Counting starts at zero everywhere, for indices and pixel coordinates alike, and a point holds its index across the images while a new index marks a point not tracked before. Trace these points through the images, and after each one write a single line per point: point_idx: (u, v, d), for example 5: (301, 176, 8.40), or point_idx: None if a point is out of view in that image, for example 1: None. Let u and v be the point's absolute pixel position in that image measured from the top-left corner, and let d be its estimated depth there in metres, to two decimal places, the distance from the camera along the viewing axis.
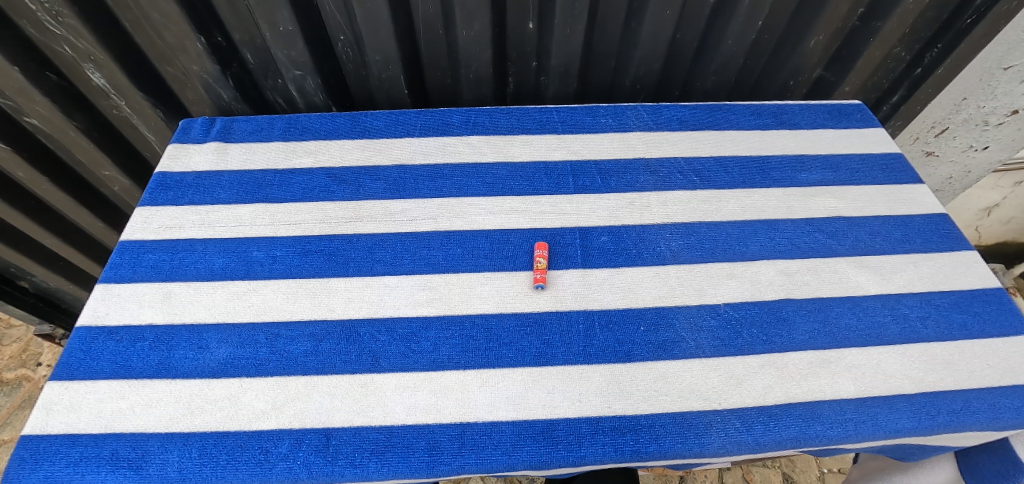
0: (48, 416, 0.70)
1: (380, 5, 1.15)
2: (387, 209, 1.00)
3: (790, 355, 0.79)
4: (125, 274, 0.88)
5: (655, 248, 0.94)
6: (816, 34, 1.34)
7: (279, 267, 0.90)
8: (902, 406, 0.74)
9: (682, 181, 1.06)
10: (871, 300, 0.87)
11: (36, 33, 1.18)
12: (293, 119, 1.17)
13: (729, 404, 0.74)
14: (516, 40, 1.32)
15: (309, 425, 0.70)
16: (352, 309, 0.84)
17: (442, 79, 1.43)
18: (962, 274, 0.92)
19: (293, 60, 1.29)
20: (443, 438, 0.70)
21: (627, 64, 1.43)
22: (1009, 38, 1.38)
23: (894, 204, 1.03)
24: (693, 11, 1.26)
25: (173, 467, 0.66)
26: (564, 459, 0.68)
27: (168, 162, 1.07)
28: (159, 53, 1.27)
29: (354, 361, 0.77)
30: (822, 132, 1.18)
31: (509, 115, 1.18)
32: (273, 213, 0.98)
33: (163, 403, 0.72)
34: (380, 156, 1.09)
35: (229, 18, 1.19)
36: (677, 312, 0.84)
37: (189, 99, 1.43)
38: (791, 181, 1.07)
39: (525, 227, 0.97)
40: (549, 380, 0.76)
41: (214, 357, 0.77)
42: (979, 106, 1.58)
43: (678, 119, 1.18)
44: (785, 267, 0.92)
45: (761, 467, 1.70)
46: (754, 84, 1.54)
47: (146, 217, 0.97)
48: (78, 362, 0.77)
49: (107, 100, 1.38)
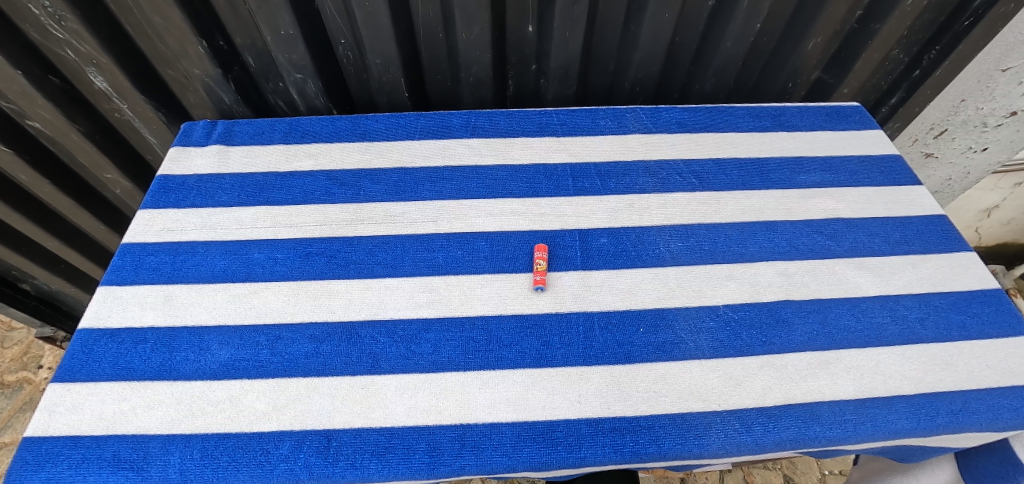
0: (51, 417, 0.71)
1: (381, 9, 1.16)
2: (387, 211, 1.00)
3: (789, 356, 0.80)
4: (127, 276, 0.89)
5: (654, 250, 0.94)
6: (814, 36, 1.34)
7: (280, 269, 0.90)
8: (901, 407, 0.74)
9: (681, 183, 1.06)
10: (870, 301, 0.88)
11: (39, 38, 1.19)
12: (293, 122, 1.17)
13: (728, 405, 0.74)
14: (515, 43, 1.33)
15: (309, 427, 0.71)
16: (353, 311, 0.84)
17: (442, 82, 1.44)
18: (960, 275, 0.92)
19: (293, 63, 1.29)
20: (443, 439, 0.70)
21: (626, 66, 1.43)
22: (1007, 39, 1.39)
23: (892, 205, 1.04)
24: (691, 13, 1.27)
25: (174, 468, 0.67)
26: (564, 460, 0.69)
27: (170, 165, 1.08)
28: (160, 57, 1.28)
29: (354, 363, 0.78)
30: (821, 134, 1.18)
31: (508, 118, 1.19)
32: (274, 216, 0.99)
33: (164, 405, 0.73)
34: (380, 159, 1.10)
35: (232, 21, 1.20)
36: (676, 313, 0.85)
37: (190, 102, 1.44)
38: (789, 183, 1.07)
39: (525, 229, 0.97)
40: (549, 381, 0.76)
41: (214, 358, 0.78)
42: (978, 108, 1.59)
43: (677, 121, 1.19)
44: (784, 268, 0.92)
45: (762, 468, 1.70)
46: (753, 87, 1.54)
47: (148, 220, 0.98)
48: (81, 364, 0.77)
49: (109, 104, 1.39)
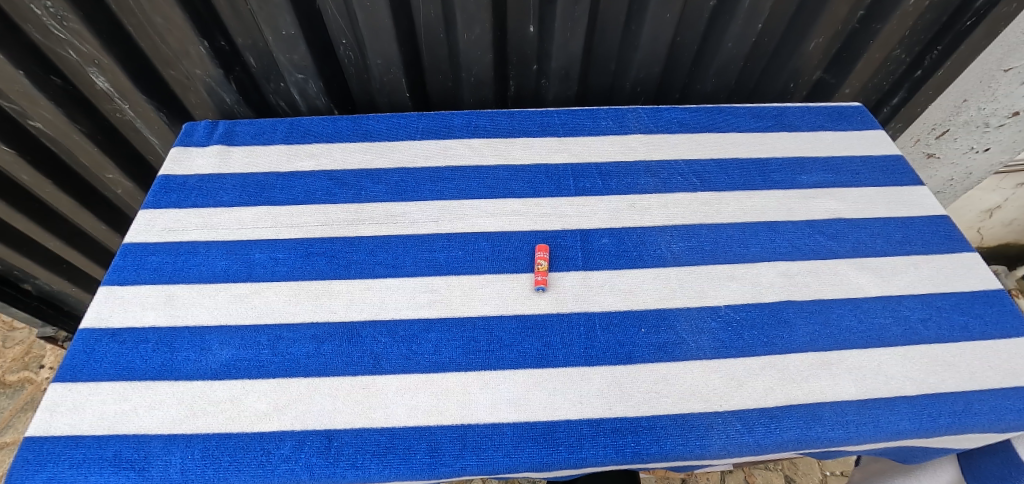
0: (51, 417, 0.71)
1: (381, 9, 1.16)
2: (388, 211, 1.00)
3: (791, 356, 0.79)
4: (128, 276, 0.89)
5: (655, 250, 0.94)
6: (815, 36, 1.34)
7: (281, 269, 0.90)
8: (902, 408, 0.74)
9: (682, 183, 1.06)
10: (871, 301, 0.88)
11: (41, 38, 1.19)
12: (295, 123, 1.17)
13: (730, 405, 0.74)
14: (515, 43, 1.33)
15: (310, 427, 0.71)
16: (354, 311, 0.84)
17: (443, 82, 1.44)
18: (962, 275, 0.92)
19: (294, 63, 1.29)
20: (443, 440, 0.70)
21: (627, 67, 1.43)
22: (1009, 39, 1.38)
23: (894, 206, 1.04)
24: (692, 13, 1.27)
25: (175, 468, 0.67)
26: (564, 461, 0.69)
27: (171, 165, 1.08)
28: (161, 57, 1.28)
29: (355, 363, 0.78)
30: (822, 134, 1.18)
31: (509, 118, 1.19)
32: (275, 216, 0.99)
33: (164, 405, 0.73)
34: (381, 159, 1.10)
35: (233, 21, 1.20)
36: (677, 313, 0.85)
37: (191, 102, 1.44)
38: (791, 183, 1.07)
39: (526, 229, 0.97)
40: (549, 382, 0.76)
41: (215, 358, 0.78)
42: (980, 108, 1.59)
43: (678, 121, 1.19)
44: (786, 269, 0.92)
45: (763, 469, 1.69)
46: (754, 87, 1.54)
47: (149, 220, 0.98)
48: (81, 364, 0.77)
49: (111, 104, 1.39)
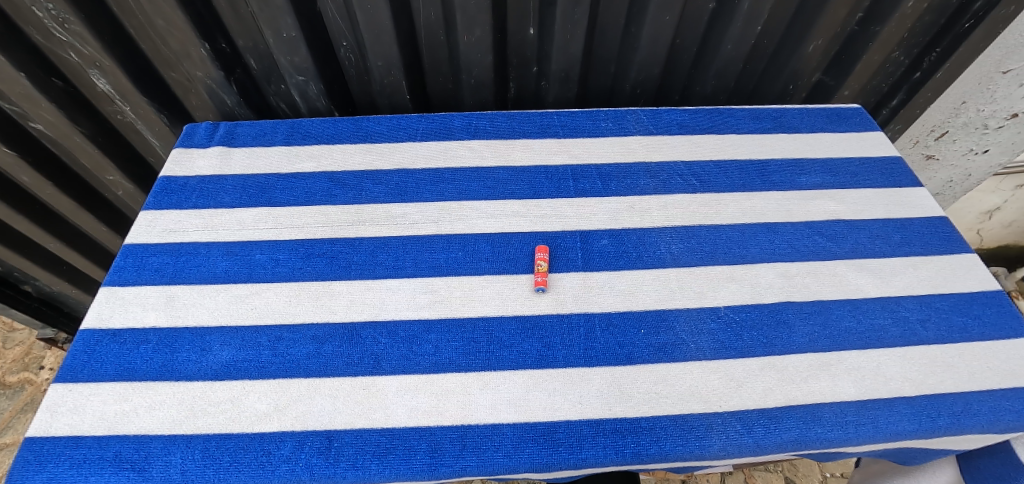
0: (52, 418, 0.71)
1: (381, 10, 1.16)
2: (388, 212, 1.00)
3: (790, 357, 0.80)
4: (129, 277, 0.89)
5: (655, 251, 0.94)
6: (815, 38, 1.34)
7: (281, 270, 0.90)
8: (901, 408, 0.74)
9: (682, 184, 1.06)
10: (871, 302, 0.88)
11: (42, 40, 1.20)
12: (296, 124, 1.18)
13: (729, 406, 0.74)
14: (515, 44, 1.34)
15: (310, 427, 0.71)
16: (354, 312, 0.84)
17: (444, 84, 1.44)
18: (961, 276, 0.92)
19: (295, 65, 1.30)
20: (444, 440, 0.70)
21: (627, 68, 1.44)
22: (1008, 41, 1.39)
23: (893, 207, 1.04)
24: (692, 14, 1.28)
25: (175, 468, 0.67)
26: (564, 462, 0.69)
27: (171, 166, 1.08)
28: (163, 59, 1.29)
29: (355, 364, 0.78)
30: (822, 136, 1.19)
31: (509, 119, 1.19)
32: (276, 217, 0.99)
33: (165, 406, 0.73)
34: (382, 160, 1.10)
35: (234, 23, 1.21)
36: (678, 315, 0.85)
37: (192, 104, 1.45)
38: (790, 184, 1.07)
39: (526, 230, 0.97)
40: (550, 383, 0.76)
41: (216, 359, 0.78)
42: (979, 110, 1.59)
43: (677, 122, 1.19)
44: (785, 269, 0.92)
45: (763, 470, 1.69)
46: (753, 89, 1.55)
47: (149, 221, 0.98)
48: (83, 364, 0.77)
49: (112, 105, 1.40)
